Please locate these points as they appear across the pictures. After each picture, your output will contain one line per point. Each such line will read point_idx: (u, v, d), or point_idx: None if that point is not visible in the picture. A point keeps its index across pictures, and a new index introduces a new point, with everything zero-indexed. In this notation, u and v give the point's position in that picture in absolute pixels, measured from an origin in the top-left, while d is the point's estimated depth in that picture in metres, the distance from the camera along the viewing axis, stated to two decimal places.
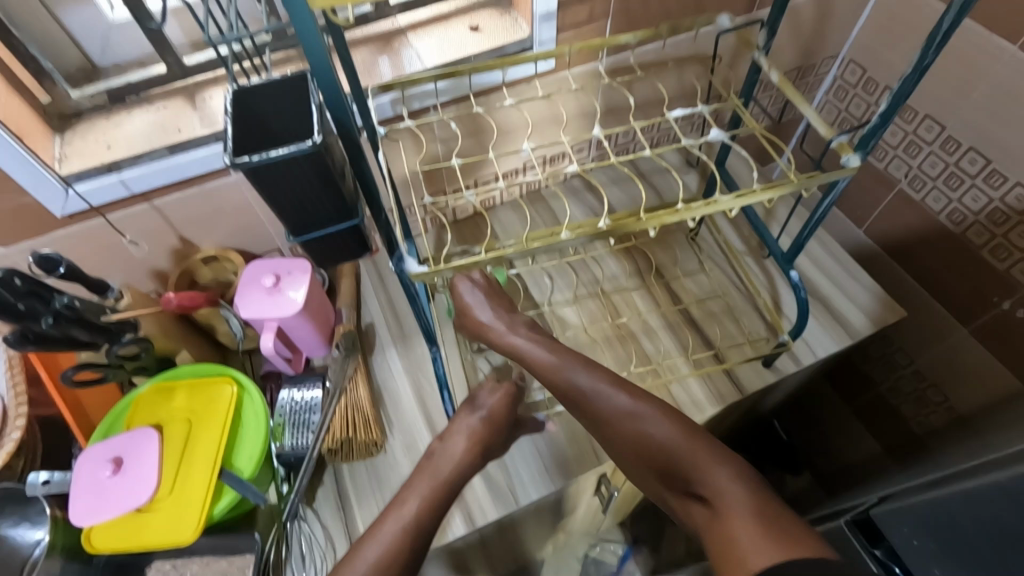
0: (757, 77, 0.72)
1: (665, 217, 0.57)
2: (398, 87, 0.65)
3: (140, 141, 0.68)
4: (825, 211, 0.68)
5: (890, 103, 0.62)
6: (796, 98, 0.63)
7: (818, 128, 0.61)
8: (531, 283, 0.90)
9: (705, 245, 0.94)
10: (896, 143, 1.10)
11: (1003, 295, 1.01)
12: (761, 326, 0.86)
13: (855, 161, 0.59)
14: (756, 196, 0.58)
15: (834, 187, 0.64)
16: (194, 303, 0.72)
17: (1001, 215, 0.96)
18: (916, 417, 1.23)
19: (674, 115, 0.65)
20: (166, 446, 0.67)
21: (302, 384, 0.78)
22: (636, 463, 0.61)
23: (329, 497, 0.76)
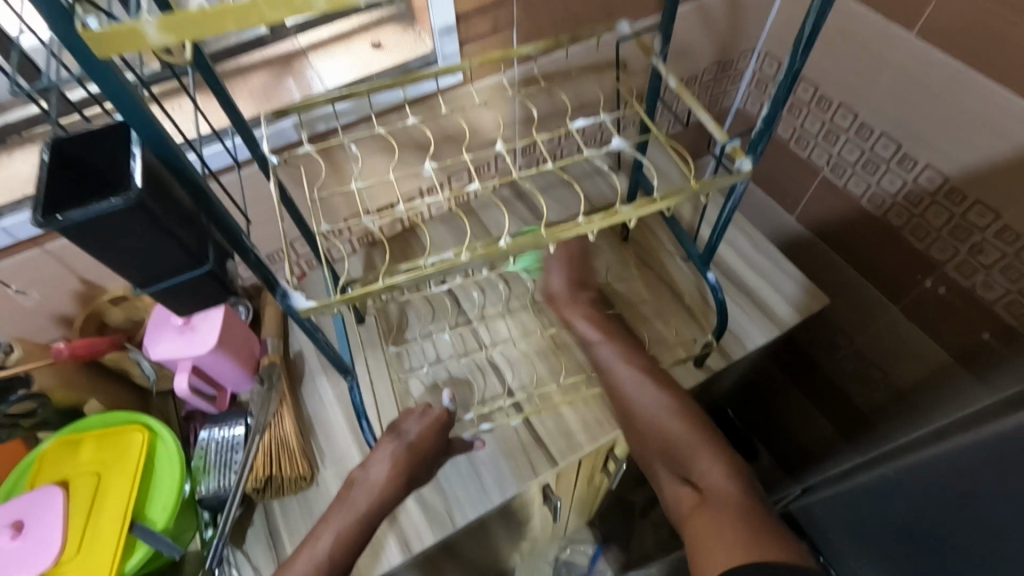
0: (660, 84, 0.72)
1: (565, 232, 0.57)
2: (293, 112, 0.63)
3: (19, 184, 0.65)
4: (730, 213, 0.70)
5: (771, 110, 0.63)
6: (693, 103, 0.64)
7: (713, 134, 0.62)
8: (461, 298, 0.89)
9: (633, 247, 0.94)
10: (816, 132, 1.13)
11: (926, 273, 1.04)
12: (692, 327, 0.86)
13: (748, 165, 0.61)
14: (654, 205, 0.58)
15: (734, 190, 0.66)
16: (93, 351, 0.69)
17: (917, 197, 0.99)
18: (858, 396, 1.27)
19: (575, 125, 0.65)
20: (72, 503, 0.64)
21: (223, 422, 0.75)
22: (652, 452, 0.70)
23: (260, 536, 0.74)
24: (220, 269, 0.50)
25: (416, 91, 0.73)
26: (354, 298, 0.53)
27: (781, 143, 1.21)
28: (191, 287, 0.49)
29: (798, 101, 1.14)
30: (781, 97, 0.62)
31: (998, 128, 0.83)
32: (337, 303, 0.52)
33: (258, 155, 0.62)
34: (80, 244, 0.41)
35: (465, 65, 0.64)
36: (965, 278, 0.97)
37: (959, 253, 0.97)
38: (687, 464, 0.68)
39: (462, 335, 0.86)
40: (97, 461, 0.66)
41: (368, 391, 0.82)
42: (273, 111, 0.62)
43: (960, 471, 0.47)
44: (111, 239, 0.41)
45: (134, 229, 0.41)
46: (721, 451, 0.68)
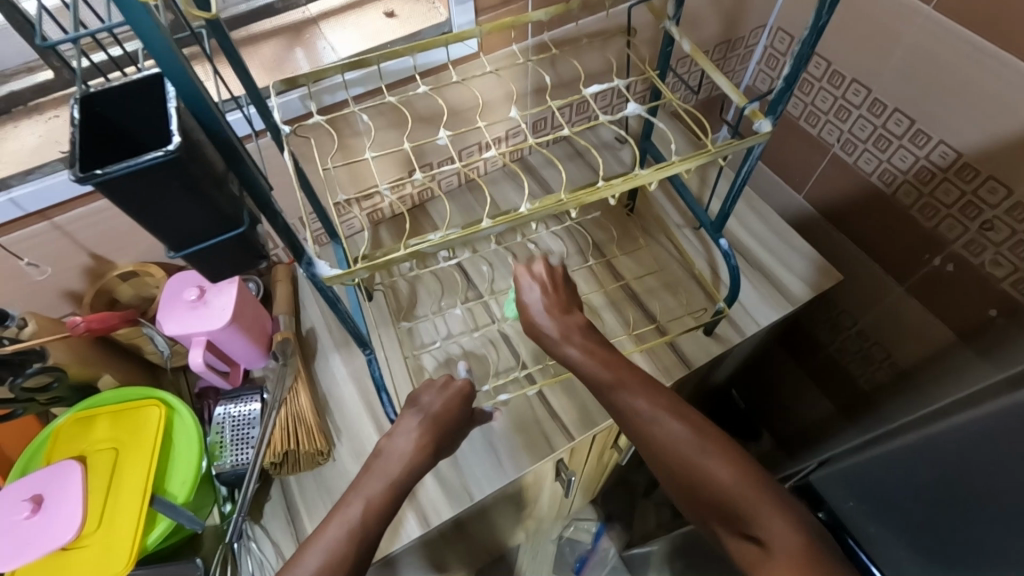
0: (671, 49, 0.72)
1: (585, 197, 0.56)
2: (302, 82, 0.62)
3: (28, 155, 0.63)
4: (744, 179, 0.70)
5: (793, 67, 0.63)
6: (708, 66, 0.63)
7: (732, 96, 0.62)
8: (472, 273, 0.89)
9: (642, 221, 0.94)
10: (827, 109, 1.12)
11: (934, 251, 1.04)
12: (703, 300, 0.86)
13: (767, 126, 0.60)
14: (674, 166, 0.57)
15: (750, 154, 0.66)
16: (107, 325, 0.68)
17: (927, 173, 0.99)
18: (861, 373, 1.28)
19: (589, 91, 0.64)
20: (91, 478, 0.63)
21: (238, 398, 0.75)
22: (702, 506, 0.56)
23: (278, 511, 0.74)
24: (251, 233, 0.48)
25: (425, 60, 0.72)
26: (381, 265, 0.52)
27: (790, 120, 1.20)
28: (222, 252, 0.47)
29: (810, 78, 1.13)
30: (802, 55, 0.62)
31: (1012, 101, 0.83)
32: (363, 270, 0.51)
33: (270, 124, 0.60)
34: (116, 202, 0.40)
35: (478, 30, 0.63)
36: (974, 255, 0.98)
37: (969, 230, 0.97)
38: (745, 517, 0.53)
39: (472, 310, 0.85)
40: (114, 437, 0.65)
41: (382, 367, 0.82)
42: (283, 80, 0.60)
43: (976, 440, 0.48)
44: (151, 196, 0.41)
45: (172, 186, 0.40)
46: (779, 501, 0.52)
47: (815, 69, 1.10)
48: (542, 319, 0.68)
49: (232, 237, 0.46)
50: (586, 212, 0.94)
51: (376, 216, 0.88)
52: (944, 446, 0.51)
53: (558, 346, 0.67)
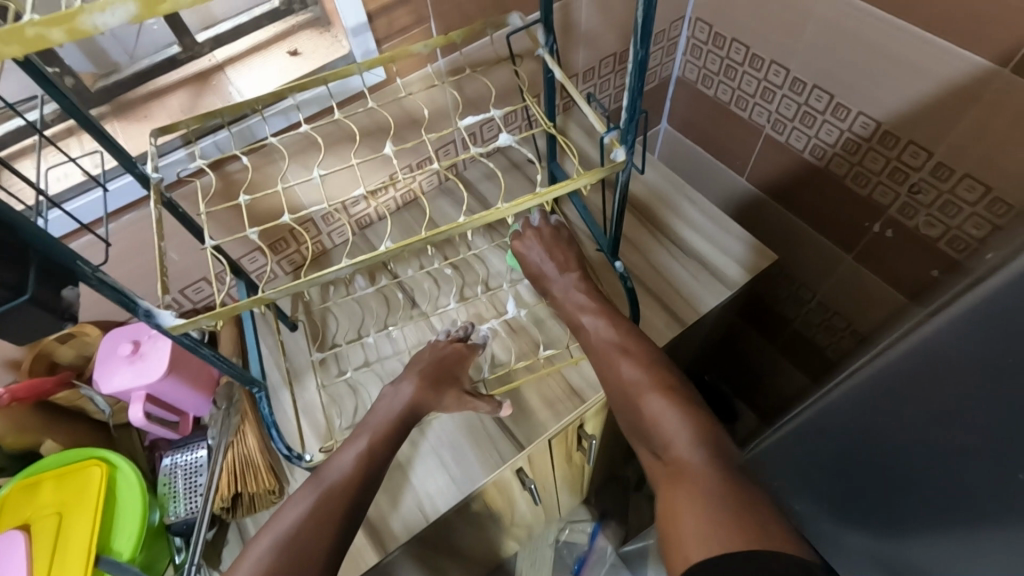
0: (554, 75, 0.73)
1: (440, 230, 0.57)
2: (181, 127, 0.64)
3: None
4: (621, 205, 0.68)
5: (632, 101, 0.57)
6: (574, 95, 0.64)
7: (594, 124, 0.63)
8: (415, 292, 0.89)
9: (577, 223, 0.95)
10: (753, 92, 1.13)
11: (872, 219, 1.06)
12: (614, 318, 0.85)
13: (622, 156, 0.59)
14: (529, 200, 0.57)
15: (619, 182, 0.64)
16: (31, 393, 0.69)
17: (853, 144, 1.01)
18: (827, 344, 1.29)
19: (464, 123, 0.67)
20: (36, 546, 0.63)
21: (185, 447, 0.76)
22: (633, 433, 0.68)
23: (235, 553, 0.75)
24: (50, 296, 0.46)
25: (310, 105, 0.73)
26: (230, 313, 0.53)
27: (722, 106, 1.21)
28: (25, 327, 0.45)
29: (732, 64, 1.14)
30: (635, 87, 0.56)
31: (915, 65, 0.86)
32: (208, 318, 0.51)
33: (130, 167, 0.61)
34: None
35: (357, 66, 0.66)
36: (908, 218, 0.99)
37: (900, 194, 0.98)
38: (659, 437, 0.64)
39: (416, 330, 0.86)
40: (57, 501, 0.66)
41: (304, 404, 0.83)
42: (160, 128, 0.63)
43: (873, 393, 0.51)
44: None
45: None
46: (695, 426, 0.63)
47: (738, 53, 1.11)
48: (546, 266, 0.79)
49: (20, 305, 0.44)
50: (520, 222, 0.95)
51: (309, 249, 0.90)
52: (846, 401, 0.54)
53: (564, 294, 0.77)
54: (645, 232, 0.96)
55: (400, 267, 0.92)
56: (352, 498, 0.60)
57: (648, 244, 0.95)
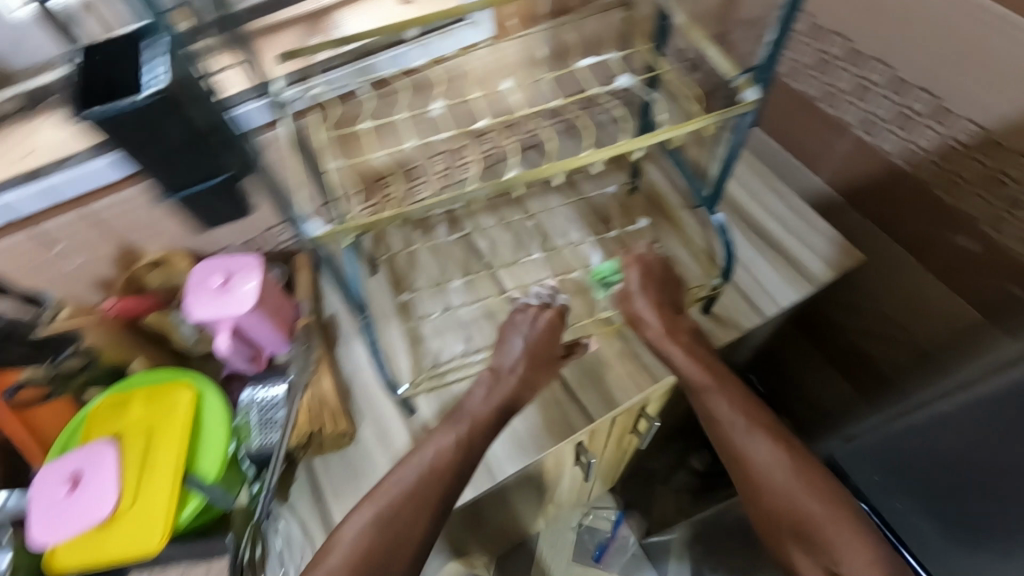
0: (666, 24, 0.75)
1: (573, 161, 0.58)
2: (303, 55, 0.63)
3: (62, 145, 0.66)
4: (736, 152, 0.70)
5: (776, 34, 0.62)
6: (699, 41, 0.67)
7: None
8: (481, 247, 0.90)
9: (643, 197, 0.94)
10: (846, 88, 1.09)
11: (959, 230, 1.02)
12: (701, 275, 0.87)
13: (754, 95, 0.62)
14: (660, 133, 0.60)
15: (739, 124, 0.67)
16: (138, 305, 0.73)
17: (953, 153, 0.97)
18: (881, 357, 1.25)
19: (580, 64, 0.69)
20: (124, 460, 0.64)
21: (265, 381, 0.78)
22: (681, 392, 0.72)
23: (304, 491, 0.76)
24: None
25: (435, 49, 0.73)
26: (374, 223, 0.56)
27: (809, 100, 1.17)
28: None
29: (828, 58, 1.10)
30: (782, 26, 0.61)
31: None
32: (356, 226, 0.55)
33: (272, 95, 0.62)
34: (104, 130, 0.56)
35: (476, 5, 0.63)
36: (999, 232, 0.96)
37: (993, 207, 0.95)
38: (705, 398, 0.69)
39: (480, 285, 0.87)
40: (147, 418, 0.67)
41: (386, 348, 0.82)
42: (288, 53, 0.61)
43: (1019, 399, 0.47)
44: None
45: None
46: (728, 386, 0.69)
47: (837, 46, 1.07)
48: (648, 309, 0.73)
49: None
50: (596, 187, 0.94)
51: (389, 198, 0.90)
52: (879, 457, 0.62)
53: (663, 346, 0.71)
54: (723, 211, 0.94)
55: (476, 221, 0.91)
56: (437, 478, 0.64)
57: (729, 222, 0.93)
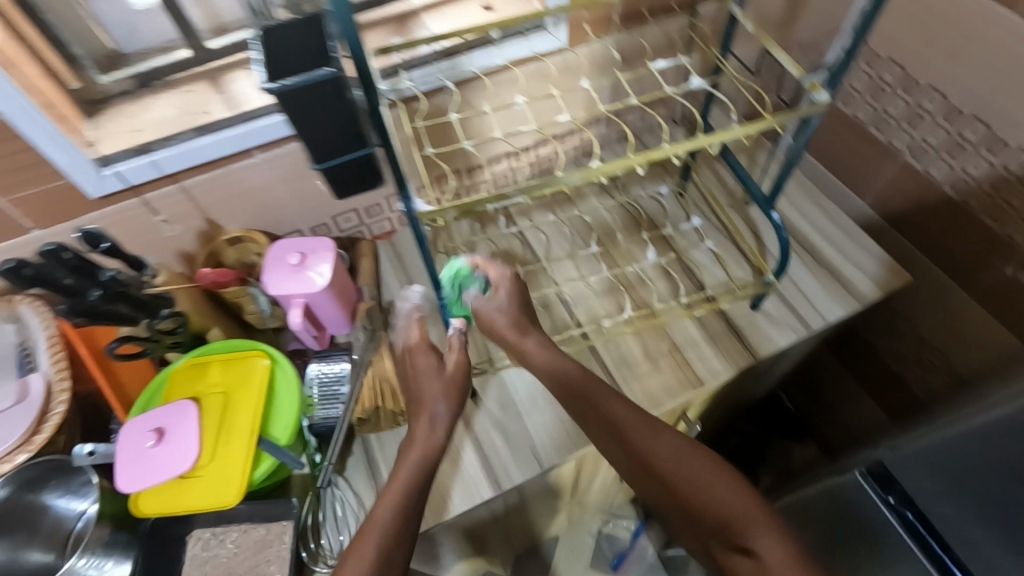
0: (734, 29, 0.74)
1: (654, 154, 0.60)
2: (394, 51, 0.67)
3: (168, 123, 0.71)
4: (798, 152, 0.70)
5: (855, 37, 0.61)
6: (769, 44, 0.64)
7: (790, 70, 0.63)
8: (532, 241, 0.94)
9: (691, 198, 0.97)
10: (898, 115, 1.10)
11: (1004, 260, 1.01)
12: (746, 271, 0.89)
13: (825, 98, 0.62)
14: (734, 132, 0.59)
15: (807, 126, 0.67)
16: (232, 275, 0.77)
17: (1002, 181, 0.97)
18: (916, 381, 1.24)
19: (656, 65, 0.70)
20: (204, 419, 0.69)
21: (329, 358, 0.81)
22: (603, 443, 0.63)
23: (360, 465, 0.78)
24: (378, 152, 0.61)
25: (512, 53, 0.77)
26: (469, 206, 0.59)
27: (858, 125, 1.19)
28: (354, 171, 0.61)
29: (881, 84, 1.11)
30: (862, 27, 0.60)
31: None
32: (450, 211, 0.58)
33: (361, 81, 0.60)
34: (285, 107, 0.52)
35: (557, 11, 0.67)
36: None
37: None
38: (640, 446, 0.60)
39: (532, 275, 0.91)
40: (224, 382, 0.72)
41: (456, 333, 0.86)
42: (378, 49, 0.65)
43: None
44: (305, 106, 0.52)
45: (320, 98, 0.51)
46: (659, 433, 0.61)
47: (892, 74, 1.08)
48: None
49: (361, 155, 0.59)
50: (646, 189, 0.99)
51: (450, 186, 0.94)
52: (927, 460, 0.57)
53: (586, 385, 0.64)
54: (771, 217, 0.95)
55: (536, 216, 0.96)
56: None
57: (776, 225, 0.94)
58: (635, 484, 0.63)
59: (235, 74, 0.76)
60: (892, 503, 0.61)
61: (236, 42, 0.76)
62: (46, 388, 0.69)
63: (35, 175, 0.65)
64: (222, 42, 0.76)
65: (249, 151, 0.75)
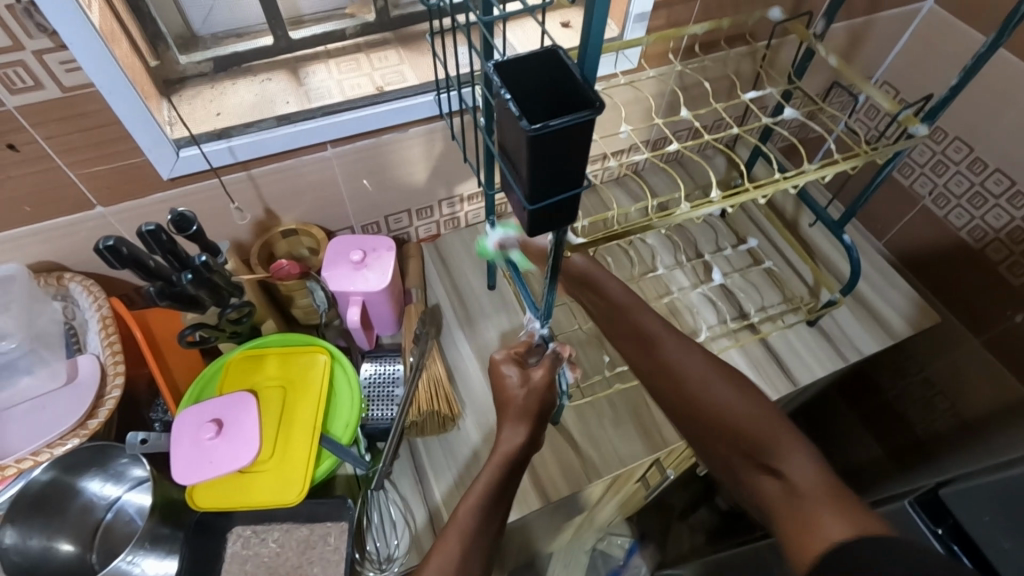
0: (809, 61, 0.78)
1: (773, 185, 0.63)
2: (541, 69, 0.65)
3: (249, 111, 0.71)
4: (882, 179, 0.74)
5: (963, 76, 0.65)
6: (857, 80, 0.70)
7: (885, 105, 0.69)
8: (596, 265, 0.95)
9: (738, 220, 1.02)
10: (923, 162, 1.11)
11: (1017, 308, 1.03)
12: (802, 289, 0.95)
13: (922, 131, 0.66)
14: (841, 164, 0.63)
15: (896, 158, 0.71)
16: (300, 269, 0.76)
17: (1020, 234, 0.98)
18: (920, 423, 1.27)
19: (749, 96, 0.74)
20: (264, 412, 0.68)
21: (382, 358, 0.82)
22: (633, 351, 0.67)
23: (406, 470, 0.77)
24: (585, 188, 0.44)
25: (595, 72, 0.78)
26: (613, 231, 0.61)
27: None
28: (563, 212, 0.44)
29: None
30: (973, 66, 0.64)
31: None
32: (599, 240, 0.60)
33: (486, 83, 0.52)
34: (530, 158, 0.38)
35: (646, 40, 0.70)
36: None
37: None
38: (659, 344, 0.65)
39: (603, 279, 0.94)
40: (284, 376, 0.71)
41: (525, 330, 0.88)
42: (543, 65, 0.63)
43: None
44: (554, 158, 0.39)
45: (574, 146, 0.38)
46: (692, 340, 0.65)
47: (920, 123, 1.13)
48: None
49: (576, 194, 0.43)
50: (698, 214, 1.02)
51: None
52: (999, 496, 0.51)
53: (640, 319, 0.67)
54: (823, 239, 1.00)
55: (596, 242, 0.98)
56: None
57: (825, 251, 0.99)
58: (755, 468, 0.57)
59: (315, 67, 0.77)
60: (941, 534, 0.52)
61: (317, 35, 0.76)
62: (99, 369, 0.67)
63: (113, 152, 0.63)
64: (303, 34, 0.76)
65: (323, 145, 0.74)
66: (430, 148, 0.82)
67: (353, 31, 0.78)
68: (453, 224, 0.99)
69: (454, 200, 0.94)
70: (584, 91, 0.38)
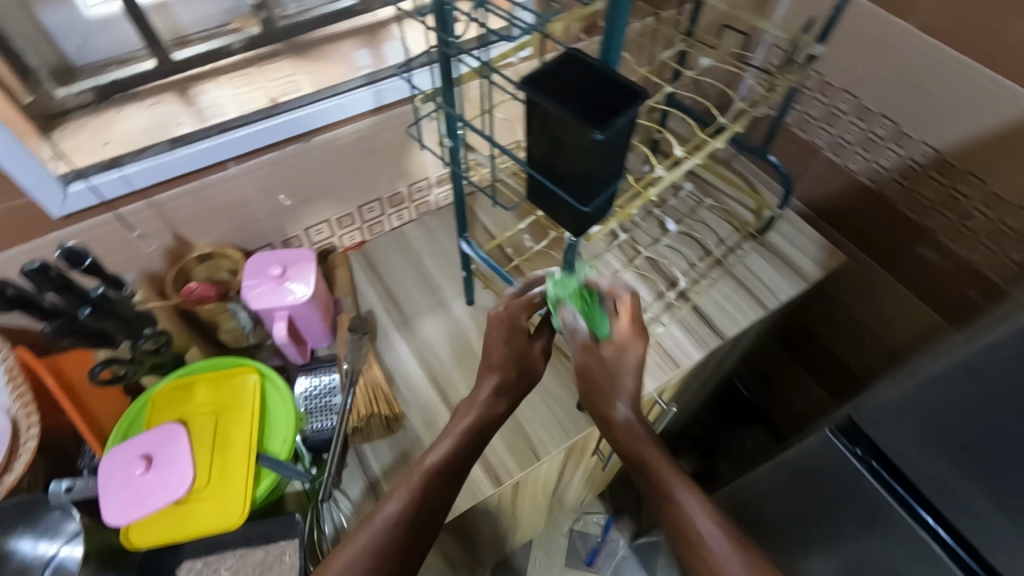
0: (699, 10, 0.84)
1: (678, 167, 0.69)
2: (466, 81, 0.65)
3: (138, 137, 0.69)
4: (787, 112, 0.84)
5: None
6: (749, 19, 0.75)
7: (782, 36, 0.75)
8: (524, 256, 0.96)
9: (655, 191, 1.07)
10: (817, 115, 1.15)
11: (919, 241, 1.09)
12: (732, 233, 1.00)
13: (820, 50, 0.75)
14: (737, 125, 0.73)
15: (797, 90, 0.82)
16: (216, 290, 0.76)
17: (910, 171, 1.04)
18: (852, 359, 1.34)
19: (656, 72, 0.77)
20: (196, 441, 0.66)
21: (316, 371, 0.81)
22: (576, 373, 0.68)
23: (355, 475, 0.76)
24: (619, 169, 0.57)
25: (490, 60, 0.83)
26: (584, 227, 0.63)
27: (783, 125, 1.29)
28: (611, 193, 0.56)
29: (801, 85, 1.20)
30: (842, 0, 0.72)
31: (984, 101, 0.88)
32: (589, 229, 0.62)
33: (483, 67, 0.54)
34: (597, 157, 0.49)
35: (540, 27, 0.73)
36: (955, 243, 1.03)
37: (950, 221, 1.02)
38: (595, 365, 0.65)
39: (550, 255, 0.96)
40: (214, 401, 0.69)
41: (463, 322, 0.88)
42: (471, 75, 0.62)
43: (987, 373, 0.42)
44: (611, 152, 0.50)
45: (625, 137, 0.50)
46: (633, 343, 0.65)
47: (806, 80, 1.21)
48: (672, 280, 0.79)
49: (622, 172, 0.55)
50: None
51: (415, 188, 0.96)
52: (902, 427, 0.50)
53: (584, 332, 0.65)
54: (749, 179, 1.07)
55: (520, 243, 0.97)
56: None
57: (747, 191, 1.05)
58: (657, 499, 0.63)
59: (206, 85, 0.75)
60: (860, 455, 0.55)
61: (203, 52, 0.74)
62: (11, 424, 0.64)
63: None
64: (188, 53, 0.74)
65: (226, 161, 0.73)
66: (337, 154, 0.81)
67: (241, 45, 0.77)
68: (377, 229, 0.99)
69: (374, 204, 0.94)
70: (620, 87, 0.49)
